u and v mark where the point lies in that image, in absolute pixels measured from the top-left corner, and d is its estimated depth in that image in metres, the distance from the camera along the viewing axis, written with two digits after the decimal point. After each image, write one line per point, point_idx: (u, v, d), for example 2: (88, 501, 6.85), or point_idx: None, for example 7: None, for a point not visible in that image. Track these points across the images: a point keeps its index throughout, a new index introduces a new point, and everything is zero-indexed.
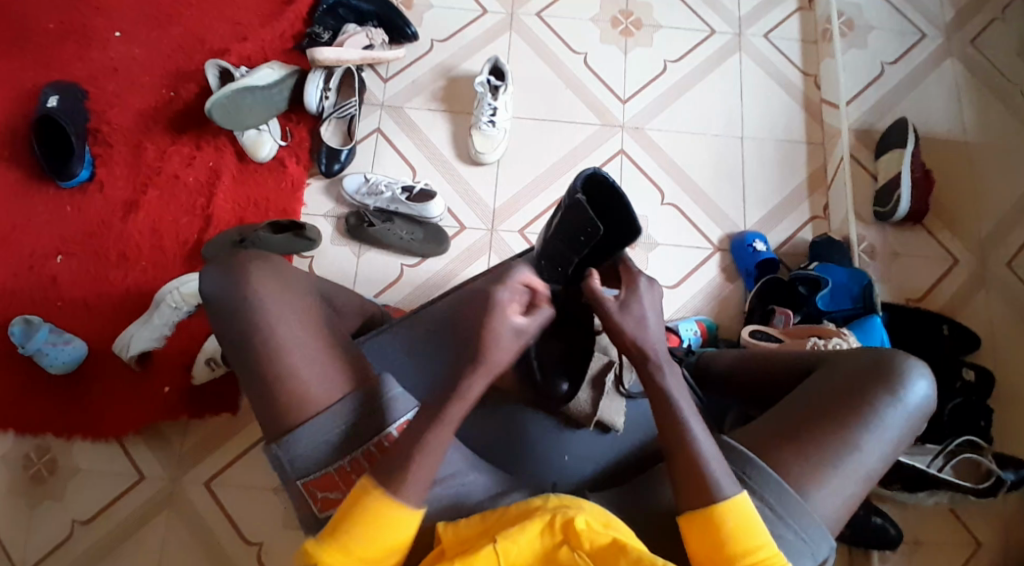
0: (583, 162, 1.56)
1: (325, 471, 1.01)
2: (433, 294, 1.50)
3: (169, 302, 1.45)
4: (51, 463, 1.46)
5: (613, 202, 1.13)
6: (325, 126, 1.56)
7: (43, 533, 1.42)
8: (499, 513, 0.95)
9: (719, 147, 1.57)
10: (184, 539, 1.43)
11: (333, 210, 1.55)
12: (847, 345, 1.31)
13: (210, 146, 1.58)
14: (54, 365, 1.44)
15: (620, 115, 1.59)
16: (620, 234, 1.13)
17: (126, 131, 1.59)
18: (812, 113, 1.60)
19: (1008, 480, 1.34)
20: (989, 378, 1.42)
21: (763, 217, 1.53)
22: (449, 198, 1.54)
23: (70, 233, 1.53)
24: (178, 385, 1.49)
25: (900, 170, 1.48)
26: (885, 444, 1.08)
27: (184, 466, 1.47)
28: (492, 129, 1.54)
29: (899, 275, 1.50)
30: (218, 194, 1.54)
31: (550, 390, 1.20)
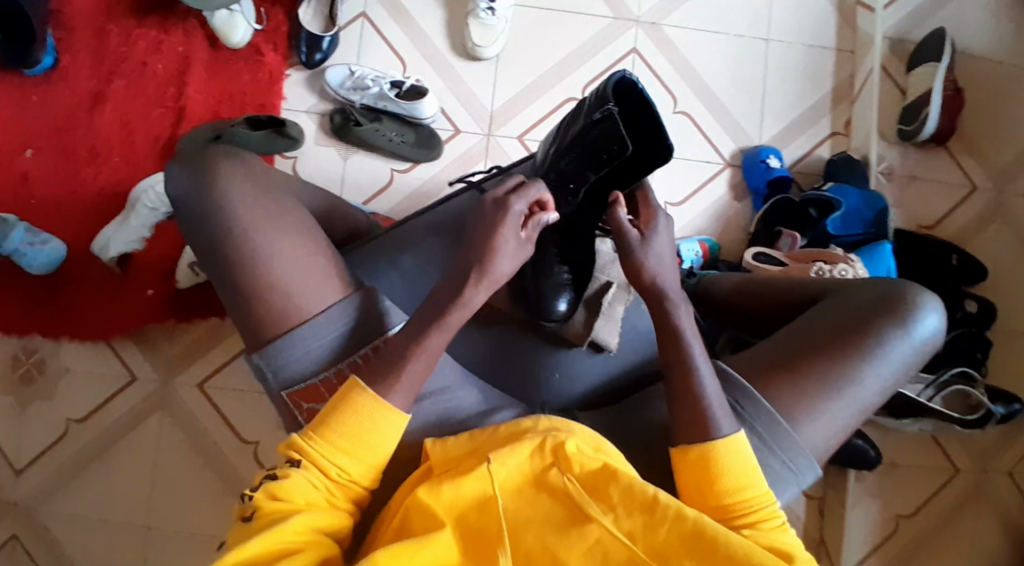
0: (591, 61, 1.42)
1: (310, 382, 0.95)
2: (427, 203, 1.41)
3: (146, 202, 1.38)
4: (39, 363, 1.45)
5: (643, 113, 1.06)
6: (303, 9, 1.40)
7: (36, 433, 1.44)
8: (489, 431, 0.89)
9: (741, 50, 1.43)
10: (180, 439, 1.45)
11: (316, 106, 1.43)
12: (852, 273, 1.25)
13: (180, 31, 1.43)
14: (34, 265, 1.38)
15: (635, 8, 1.43)
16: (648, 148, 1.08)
17: (88, 15, 1.45)
18: (845, 15, 1.45)
19: (996, 414, 1.35)
20: (992, 310, 1.39)
21: (781, 131, 1.42)
22: (442, 97, 1.42)
23: (36, 126, 1.42)
24: (162, 290, 1.45)
25: (931, 87, 1.35)
26: (885, 379, 1.06)
27: (174, 369, 1.47)
28: (491, 18, 1.38)
29: (916, 200, 1.42)
30: (190, 85, 1.41)
31: (545, 309, 1.16)
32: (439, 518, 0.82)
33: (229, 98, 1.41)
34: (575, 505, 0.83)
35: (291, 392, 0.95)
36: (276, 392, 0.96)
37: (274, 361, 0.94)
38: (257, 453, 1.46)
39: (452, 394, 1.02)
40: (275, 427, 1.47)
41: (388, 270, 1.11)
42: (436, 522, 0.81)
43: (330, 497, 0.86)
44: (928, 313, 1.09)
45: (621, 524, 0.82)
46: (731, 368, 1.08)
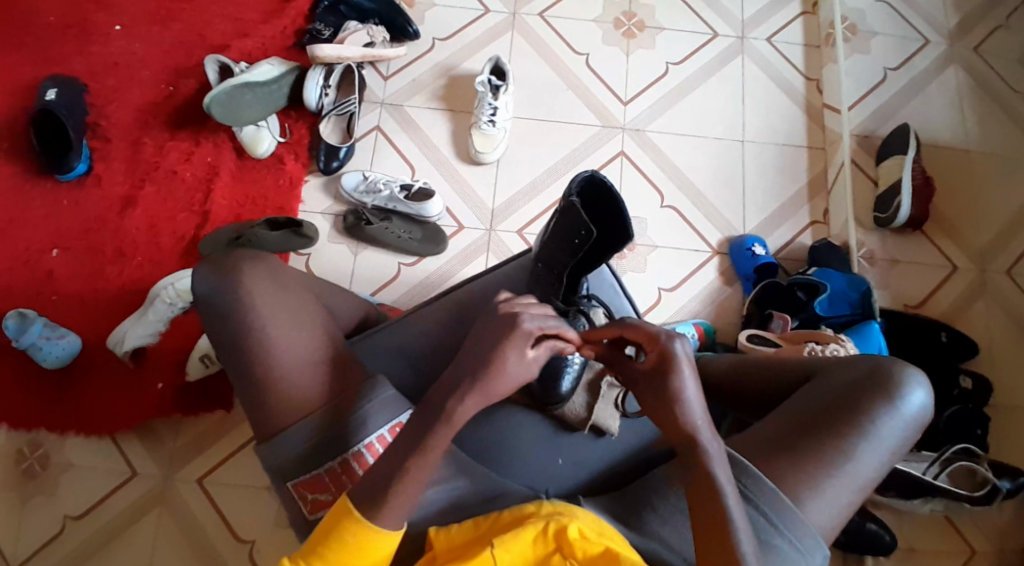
0: (583, 163, 1.55)
1: (313, 473, 1.02)
2: (433, 292, 1.49)
3: (164, 298, 1.45)
4: (44, 457, 1.46)
5: (609, 204, 1.13)
6: (325, 123, 1.55)
7: (35, 528, 1.42)
8: (493, 518, 0.97)
9: (720, 151, 1.57)
10: (175, 539, 1.42)
11: (331, 208, 1.54)
12: (843, 352, 1.29)
13: (209, 142, 1.58)
14: (48, 359, 1.44)
15: (621, 117, 1.58)
16: (614, 237, 1.14)
17: (125, 127, 1.59)
18: (814, 117, 1.60)
19: (1004, 489, 1.33)
20: (986, 386, 1.40)
21: (763, 221, 1.53)
22: (448, 198, 1.54)
23: (67, 228, 1.53)
24: (171, 381, 1.48)
25: (900, 176, 1.47)
26: (882, 455, 1.06)
27: (176, 464, 1.47)
28: (492, 129, 1.53)
29: (897, 283, 1.49)
30: (216, 190, 1.54)
31: (546, 394, 1.19)
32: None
33: (251, 201, 1.54)
34: None
35: (298, 483, 1.02)
36: (281, 482, 1.03)
37: (278, 452, 1.02)
38: (254, 551, 1.42)
39: (453, 481, 1.06)
40: (273, 521, 1.44)
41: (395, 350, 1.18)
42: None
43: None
44: (916, 388, 1.09)
45: None
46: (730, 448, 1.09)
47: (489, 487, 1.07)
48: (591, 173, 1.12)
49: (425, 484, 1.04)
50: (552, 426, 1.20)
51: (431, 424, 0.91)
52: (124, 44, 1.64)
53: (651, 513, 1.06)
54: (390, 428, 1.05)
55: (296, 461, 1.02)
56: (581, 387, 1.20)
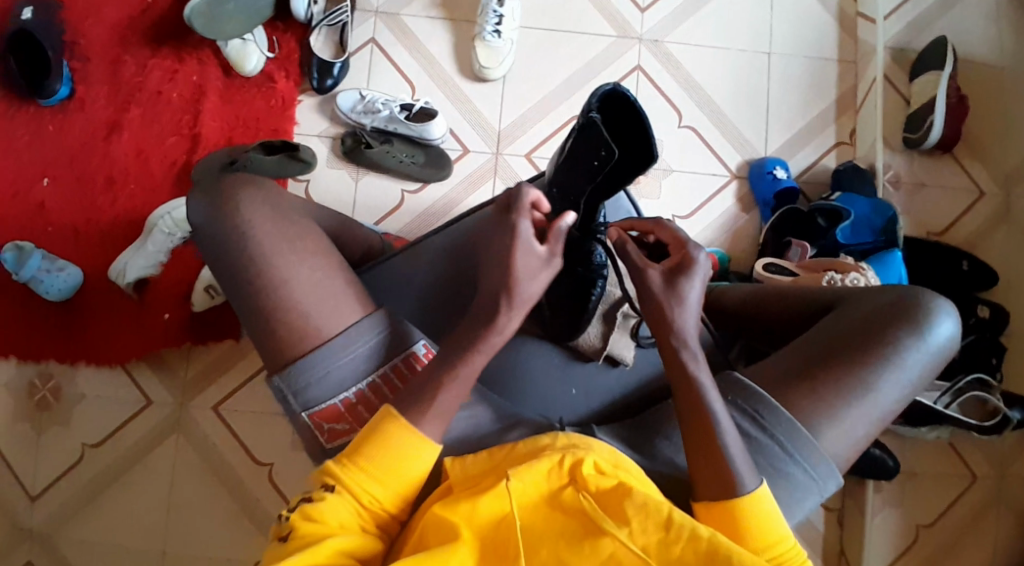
0: (597, 78, 1.44)
1: (329, 404, 1.00)
2: (439, 221, 1.43)
3: (162, 228, 1.41)
4: (55, 389, 1.47)
5: (626, 118, 1.04)
6: (314, 36, 1.43)
7: (54, 458, 1.45)
8: (508, 449, 0.94)
9: (745, 64, 1.45)
10: (194, 463, 1.46)
11: (327, 130, 1.45)
12: (863, 282, 1.25)
13: (193, 59, 1.46)
14: (52, 293, 1.40)
15: (638, 27, 1.46)
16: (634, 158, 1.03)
17: (103, 44, 1.47)
18: (847, 27, 1.46)
19: (1013, 419, 1.35)
20: (1003, 316, 1.38)
21: (786, 142, 1.44)
22: (452, 119, 1.44)
23: (53, 156, 1.45)
24: (178, 313, 1.46)
25: (935, 94, 1.37)
26: (902, 386, 1.06)
27: (190, 392, 1.48)
28: (497, 40, 1.41)
29: (922, 207, 1.43)
30: (204, 113, 1.44)
31: (561, 325, 1.18)
32: (461, 528, 0.86)
33: (243, 124, 1.44)
34: (590, 522, 0.86)
35: (313, 413, 1.00)
36: (296, 413, 1.00)
37: (295, 384, 0.99)
38: (273, 473, 1.46)
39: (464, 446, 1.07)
40: (289, 446, 1.47)
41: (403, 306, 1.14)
42: (460, 532, 0.85)
43: (365, 524, 0.90)
44: (943, 317, 1.08)
45: (636, 539, 0.85)
46: (746, 377, 1.08)
47: (502, 423, 1.07)
48: (609, 85, 1.05)
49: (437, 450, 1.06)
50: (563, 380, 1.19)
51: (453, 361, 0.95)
52: None
53: None
54: (404, 356, 1.02)
55: (313, 393, 0.99)
56: (596, 318, 1.18)
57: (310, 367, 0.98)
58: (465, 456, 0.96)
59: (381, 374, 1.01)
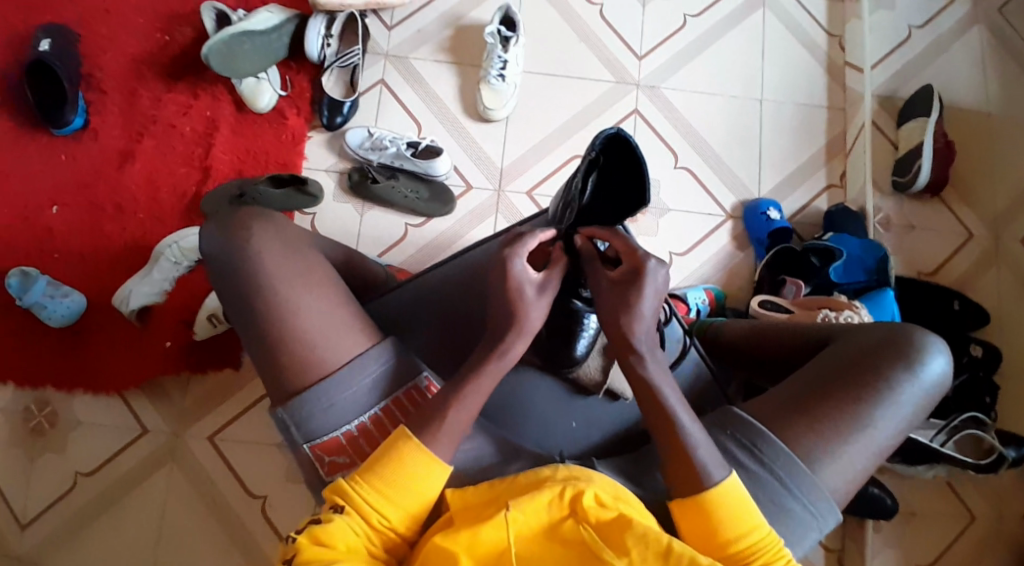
0: (597, 120, 1.50)
1: (330, 435, 1.00)
2: (444, 253, 1.46)
3: (169, 257, 1.43)
4: (51, 415, 1.46)
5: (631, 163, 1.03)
6: (326, 76, 1.49)
7: (45, 486, 1.43)
8: (509, 480, 0.93)
9: (738, 110, 1.51)
10: (187, 494, 1.44)
11: (335, 165, 1.50)
12: (857, 319, 1.29)
13: (208, 95, 1.52)
14: (53, 318, 1.42)
15: (636, 73, 1.53)
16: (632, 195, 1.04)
17: (120, 78, 1.52)
18: (834, 76, 1.54)
19: (1008, 457, 1.35)
20: (997, 354, 1.40)
21: (778, 183, 1.49)
22: (456, 156, 1.49)
23: (66, 183, 1.49)
24: (179, 339, 1.47)
25: (923, 139, 1.43)
26: (898, 422, 1.06)
27: (187, 421, 1.47)
28: (501, 84, 1.47)
29: (911, 248, 1.47)
30: (216, 145, 1.49)
31: (562, 356, 1.18)
32: (460, 555, 0.85)
33: (253, 156, 1.49)
34: (589, 553, 0.86)
35: (315, 445, 1.01)
36: (298, 444, 1.01)
37: (297, 416, 1.00)
38: (266, 506, 1.44)
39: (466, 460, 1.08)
40: (284, 479, 1.45)
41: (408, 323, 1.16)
42: (459, 560, 0.85)
43: (370, 543, 0.90)
44: (935, 355, 1.08)
45: None
46: (745, 412, 1.07)
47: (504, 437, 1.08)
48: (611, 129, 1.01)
49: None
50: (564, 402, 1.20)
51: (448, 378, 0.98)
52: None
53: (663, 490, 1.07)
54: (406, 388, 1.04)
55: (315, 425, 1.00)
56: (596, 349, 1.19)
57: (313, 400, 0.99)
58: (466, 487, 0.95)
59: (382, 408, 1.02)
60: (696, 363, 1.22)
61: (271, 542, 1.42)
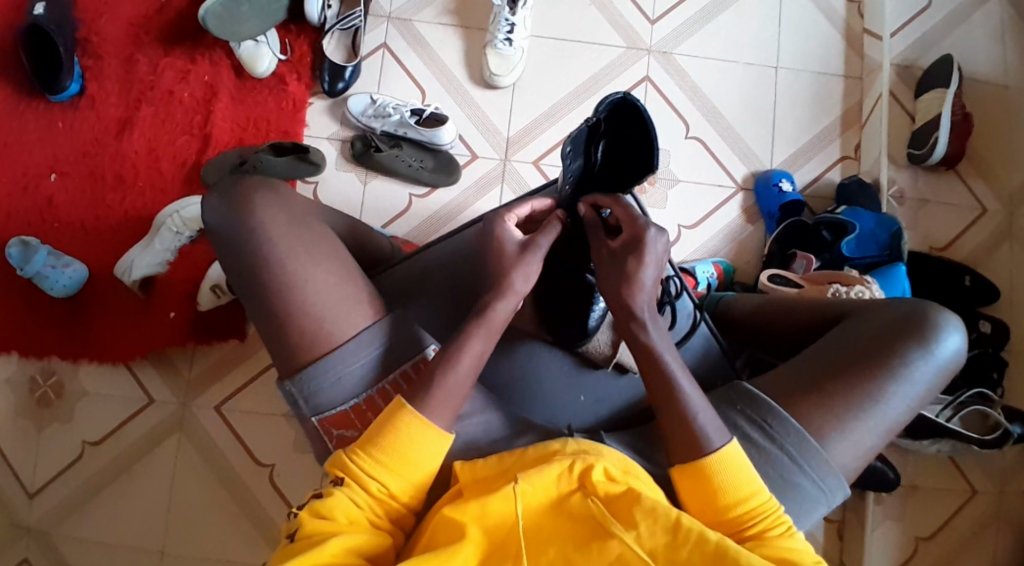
0: (606, 88, 1.46)
1: (339, 410, 1.01)
2: (444, 228, 1.44)
3: (170, 227, 1.41)
4: (57, 386, 1.46)
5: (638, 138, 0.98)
6: (326, 40, 1.44)
7: (54, 455, 1.45)
8: (519, 453, 0.93)
9: (752, 78, 1.47)
10: (196, 463, 1.45)
11: (337, 133, 1.46)
12: (868, 294, 1.26)
13: (206, 59, 1.47)
14: (55, 288, 1.40)
15: (647, 39, 1.47)
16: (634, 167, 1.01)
17: (116, 42, 1.48)
18: (852, 43, 1.48)
19: (1014, 434, 1.35)
20: (1005, 330, 1.39)
21: (792, 154, 1.46)
22: (461, 124, 1.45)
23: (63, 151, 1.46)
24: (184, 312, 1.46)
25: (940, 111, 1.39)
26: (911, 399, 1.06)
27: (194, 391, 1.48)
28: (508, 49, 1.43)
29: (925, 223, 1.44)
30: (216, 113, 1.45)
31: (571, 329, 1.19)
32: (468, 527, 0.86)
33: (254, 124, 1.45)
34: (596, 525, 0.86)
35: (323, 418, 1.01)
36: (306, 417, 1.02)
37: (305, 389, 1.00)
38: (274, 475, 1.46)
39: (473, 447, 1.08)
40: (291, 448, 1.47)
41: (412, 308, 1.16)
42: (468, 531, 0.85)
43: (370, 514, 0.91)
44: (950, 332, 1.08)
45: (642, 542, 0.84)
46: (755, 387, 1.08)
47: (510, 426, 1.08)
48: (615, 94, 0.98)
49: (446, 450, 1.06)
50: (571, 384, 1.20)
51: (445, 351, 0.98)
52: None
53: None
54: (413, 362, 1.02)
55: (322, 398, 1.01)
56: (605, 323, 1.19)
57: (319, 374, 0.99)
58: (476, 460, 0.96)
59: (389, 381, 1.02)
60: (705, 338, 1.22)
61: (279, 510, 1.44)
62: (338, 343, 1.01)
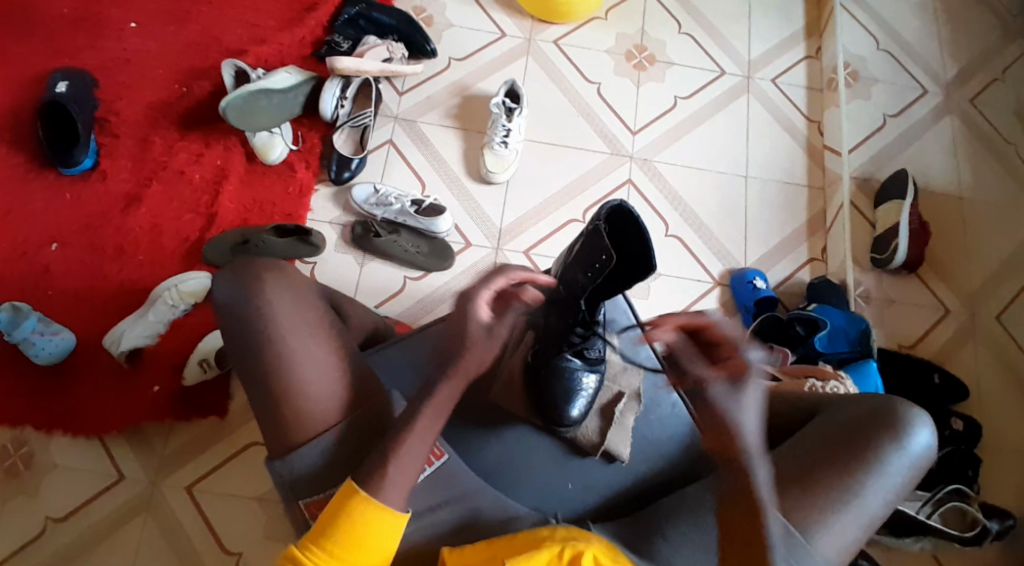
0: (593, 187, 1.58)
1: (327, 492, 0.99)
2: (436, 309, 1.49)
3: (166, 300, 1.44)
4: (27, 456, 1.42)
5: (631, 228, 1.13)
6: (337, 134, 1.56)
7: (13, 530, 1.38)
8: (507, 539, 0.98)
9: (725, 185, 1.61)
10: (160, 548, 1.38)
11: (339, 218, 1.54)
12: (843, 389, 1.30)
13: (220, 145, 1.57)
14: (40, 356, 1.40)
15: (630, 145, 1.62)
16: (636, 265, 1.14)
17: (135, 125, 1.58)
18: (814, 157, 1.65)
19: (992, 530, 1.35)
20: (976, 428, 1.43)
21: (764, 254, 1.57)
22: (457, 215, 1.55)
23: (69, 222, 1.51)
24: (168, 385, 1.45)
25: (899, 220, 1.52)
26: (888, 492, 1.09)
27: (167, 469, 1.43)
28: (504, 150, 1.55)
29: (892, 322, 1.53)
30: (224, 194, 1.53)
31: (558, 414, 1.20)
32: None
33: (259, 206, 1.53)
34: None
35: (309, 502, 0.99)
36: (293, 499, 1.01)
37: (298, 462, 1.00)
38: (240, 564, 1.39)
39: (466, 498, 1.07)
40: (263, 534, 1.41)
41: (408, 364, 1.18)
42: None
43: None
44: (920, 429, 1.11)
45: None
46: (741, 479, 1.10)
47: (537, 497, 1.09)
48: (613, 201, 1.13)
49: (439, 500, 1.06)
50: (563, 448, 1.21)
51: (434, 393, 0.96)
52: (139, 42, 1.63)
53: (661, 541, 1.07)
54: None
55: (312, 475, 1.00)
56: (594, 412, 1.23)
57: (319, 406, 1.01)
58: (462, 546, 0.99)
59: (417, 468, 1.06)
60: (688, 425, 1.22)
61: None
62: (338, 418, 1.02)
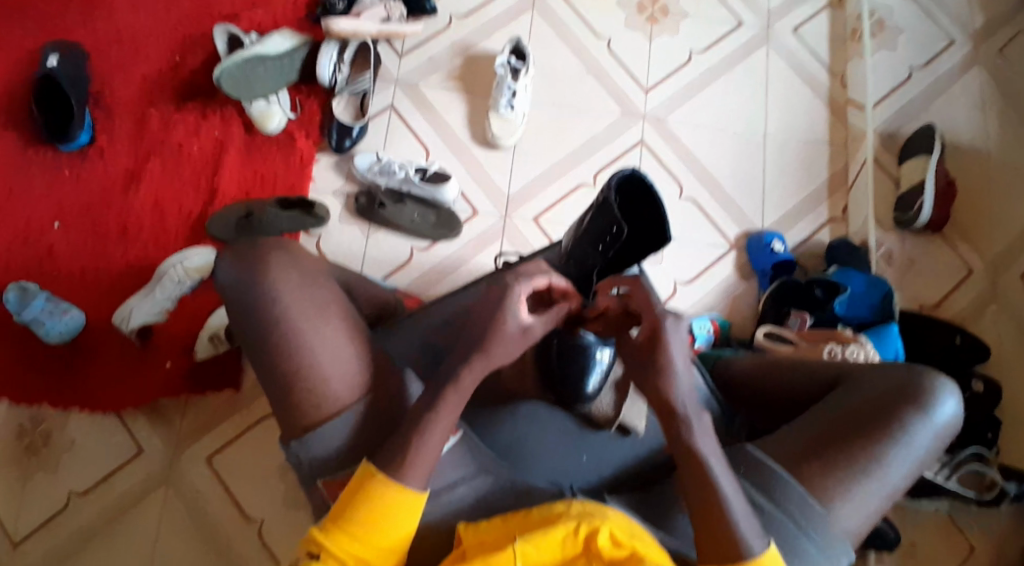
0: (603, 149, 1.52)
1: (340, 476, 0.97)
2: (444, 281, 1.45)
3: (172, 276, 1.41)
4: (45, 434, 1.42)
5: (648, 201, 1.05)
6: (337, 101, 1.50)
7: (37, 505, 1.39)
8: (522, 513, 0.95)
9: (741, 144, 1.54)
10: (182, 518, 1.39)
11: (342, 187, 1.50)
12: (863, 354, 1.26)
13: (218, 116, 1.52)
14: (51, 335, 1.39)
15: (643, 105, 1.55)
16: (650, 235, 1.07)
17: (131, 97, 1.53)
18: (836, 112, 1.58)
19: (1010, 493, 1.33)
20: (997, 391, 1.38)
21: (781, 216, 1.51)
22: (463, 181, 1.50)
23: (72, 199, 1.48)
24: (179, 363, 1.44)
25: (924, 177, 1.46)
26: (913, 462, 1.04)
27: (183, 443, 1.43)
28: (511, 113, 1.49)
29: (914, 283, 1.48)
30: (225, 166, 1.49)
31: (572, 393, 1.17)
32: None
33: (261, 178, 1.49)
34: None
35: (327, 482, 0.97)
36: (309, 479, 0.99)
37: (310, 448, 0.97)
38: (262, 530, 1.39)
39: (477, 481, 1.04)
40: (281, 503, 1.41)
41: (415, 346, 1.15)
42: None
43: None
44: (947, 397, 1.07)
45: None
46: (760, 451, 1.06)
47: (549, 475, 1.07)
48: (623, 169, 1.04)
49: (453, 482, 1.03)
50: (579, 425, 1.19)
51: (443, 389, 0.94)
52: (130, 11, 1.58)
53: (680, 518, 1.05)
54: None
55: (323, 461, 0.98)
56: (608, 387, 1.19)
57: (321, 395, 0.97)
58: (478, 522, 0.97)
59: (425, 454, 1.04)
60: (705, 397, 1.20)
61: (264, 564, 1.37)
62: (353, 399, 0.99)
